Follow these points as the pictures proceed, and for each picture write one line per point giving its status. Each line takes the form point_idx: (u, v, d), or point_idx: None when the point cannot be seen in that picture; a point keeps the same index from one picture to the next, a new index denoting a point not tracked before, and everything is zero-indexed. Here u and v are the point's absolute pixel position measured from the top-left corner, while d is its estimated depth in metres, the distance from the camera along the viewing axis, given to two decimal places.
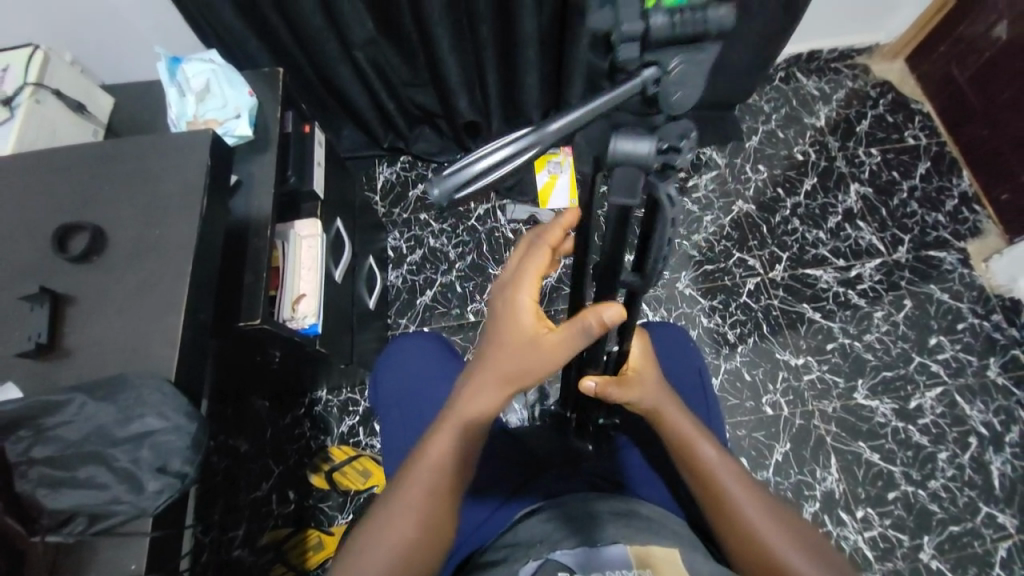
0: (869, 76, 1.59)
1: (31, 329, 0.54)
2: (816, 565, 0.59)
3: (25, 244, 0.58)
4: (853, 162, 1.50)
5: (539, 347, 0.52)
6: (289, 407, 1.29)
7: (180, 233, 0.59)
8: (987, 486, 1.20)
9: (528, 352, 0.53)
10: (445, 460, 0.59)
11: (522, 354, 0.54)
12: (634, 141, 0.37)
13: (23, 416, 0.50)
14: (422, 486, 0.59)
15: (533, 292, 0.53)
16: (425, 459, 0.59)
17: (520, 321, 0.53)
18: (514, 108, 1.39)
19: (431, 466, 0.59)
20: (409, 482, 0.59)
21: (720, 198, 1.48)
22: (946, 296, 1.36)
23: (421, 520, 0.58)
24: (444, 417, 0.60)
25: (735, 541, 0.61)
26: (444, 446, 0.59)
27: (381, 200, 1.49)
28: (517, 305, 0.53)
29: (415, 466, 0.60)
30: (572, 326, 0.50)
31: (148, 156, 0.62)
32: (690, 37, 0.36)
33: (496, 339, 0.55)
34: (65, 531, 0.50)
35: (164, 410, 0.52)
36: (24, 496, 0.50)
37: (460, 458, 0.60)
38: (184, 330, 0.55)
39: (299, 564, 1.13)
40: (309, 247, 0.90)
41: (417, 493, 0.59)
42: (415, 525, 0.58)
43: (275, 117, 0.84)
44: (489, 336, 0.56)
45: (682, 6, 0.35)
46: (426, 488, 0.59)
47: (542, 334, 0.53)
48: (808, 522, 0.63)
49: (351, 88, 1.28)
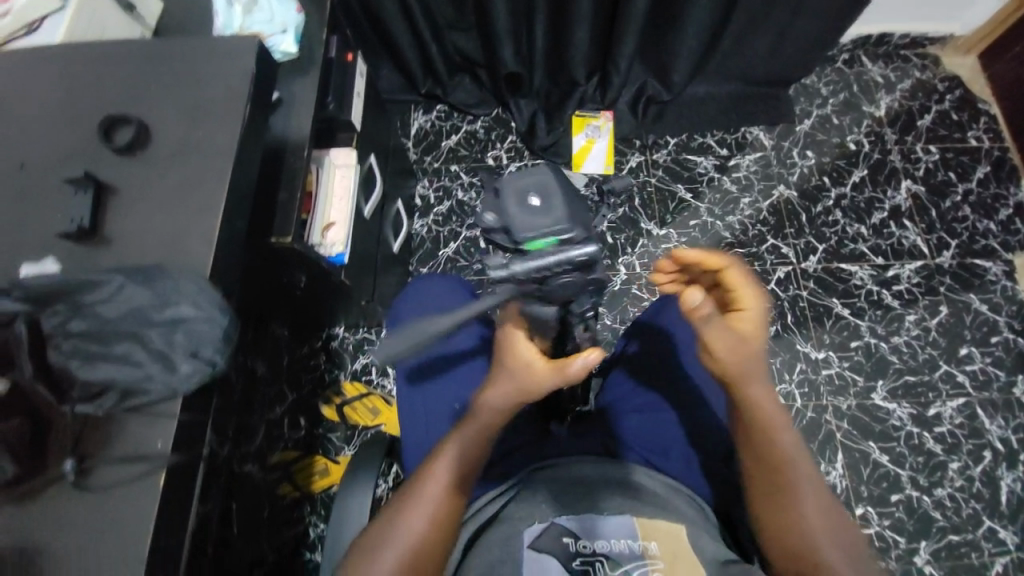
0: (938, 69, 1.48)
1: (71, 213, 0.55)
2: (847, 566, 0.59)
3: (73, 131, 0.59)
4: (908, 157, 1.42)
5: (533, 378, 0.58)
6: (307, 338, 1.33)
7: (223, 135, 0.59)
8: (993, 500, 1.17)
9: (525, 381, 0.59)
10: (462, 462, 0.63)
11: (524, 385, 0.59)
12: (540, 309, 0.55)
13: (63, 290, 0.52)
14: (439, 484, 0.62)
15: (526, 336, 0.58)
16: (439, 464, 0.63)
17: (514, 359, 0.59)
18: (560, 63, 1.34)
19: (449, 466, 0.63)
20: (424, 486, 0.62)
21: (762, 180, 1.42)
22: (984, 307, 1.31)
23: (432, 520, 0.61)
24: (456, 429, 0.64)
25: (772, 522, 0.62)
26: (461, 450, 0.63)
27: (414, 147, 1.48)
28: (518, 347, 0.58)
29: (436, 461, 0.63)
30: (556, 369, 0.57)
31: (197, 56, 0.62)
32: (552, 251, 0.50)
33: (498, 370, 0.61)
34: (95, 403, 0.51)
35: (198, 299, 0.53)
36: (56, 368, 0.51)
37: (476, 459, 0.64)
38: (221, 228, 0.56)
39: (305, 486, 1.22)
40: (343, 176, 0.90)
41: (433, 493, 0.62)
42: (430, 520, 0.61)
43: (320, 39, 0.83)
44: (496, 367, 0.62)
45: (546, 246, 0.50)
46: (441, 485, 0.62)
47: (538, 368, 0.58)
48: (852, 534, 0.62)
49: (396, 24, 1.25)
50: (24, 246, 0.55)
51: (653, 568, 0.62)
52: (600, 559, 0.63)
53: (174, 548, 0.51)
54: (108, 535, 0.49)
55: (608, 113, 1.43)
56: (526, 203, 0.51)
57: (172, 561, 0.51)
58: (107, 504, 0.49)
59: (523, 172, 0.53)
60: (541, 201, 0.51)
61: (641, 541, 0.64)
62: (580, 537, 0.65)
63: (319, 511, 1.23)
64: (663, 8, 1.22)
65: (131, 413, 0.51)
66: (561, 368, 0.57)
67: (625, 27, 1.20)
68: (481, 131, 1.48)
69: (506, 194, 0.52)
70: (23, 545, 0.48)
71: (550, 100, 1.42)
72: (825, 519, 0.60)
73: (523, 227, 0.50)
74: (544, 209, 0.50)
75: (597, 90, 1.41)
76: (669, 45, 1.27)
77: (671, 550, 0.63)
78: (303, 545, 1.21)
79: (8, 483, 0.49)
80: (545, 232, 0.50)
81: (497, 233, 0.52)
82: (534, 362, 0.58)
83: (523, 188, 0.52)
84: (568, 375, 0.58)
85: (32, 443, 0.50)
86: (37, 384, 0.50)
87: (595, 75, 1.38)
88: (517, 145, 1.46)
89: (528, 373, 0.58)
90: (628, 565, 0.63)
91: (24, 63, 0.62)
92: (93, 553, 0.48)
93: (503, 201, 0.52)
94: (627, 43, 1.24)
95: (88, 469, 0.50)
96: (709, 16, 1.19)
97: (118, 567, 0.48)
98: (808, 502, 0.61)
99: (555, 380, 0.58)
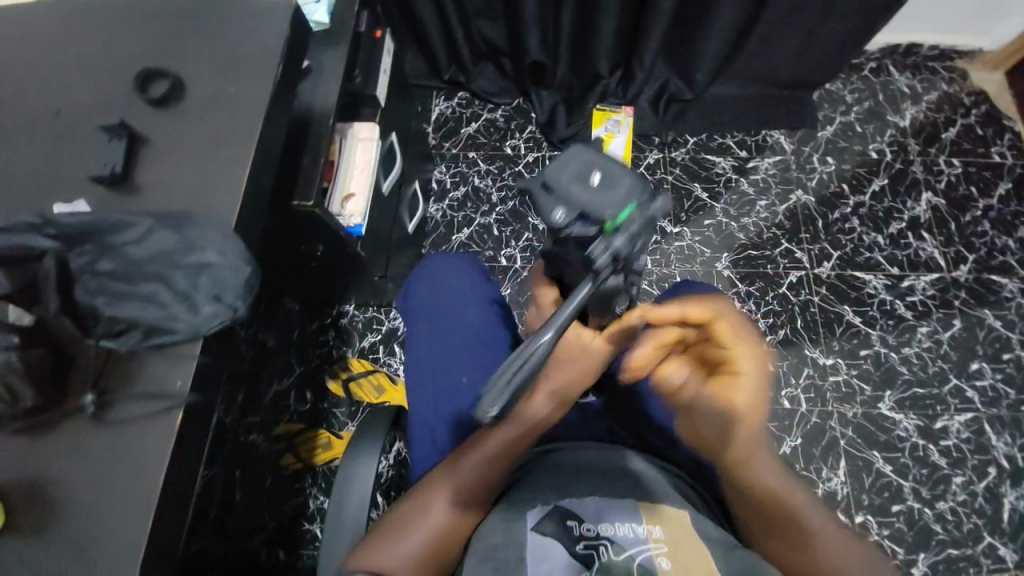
0: (966, 83, 1.46)
1: (105, 159, 0.58)
2: None
3: (111, 84, 0.62)
4: (930, 169, 1.41)
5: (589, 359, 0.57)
6: (318, 314, 1.33)
7: (251, 93, 0.62)
8: (996, 517, 1.16)
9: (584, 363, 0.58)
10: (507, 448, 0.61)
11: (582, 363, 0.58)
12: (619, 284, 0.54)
13: (95, 229, 0.55)
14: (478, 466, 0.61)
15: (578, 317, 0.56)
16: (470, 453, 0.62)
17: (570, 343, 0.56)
18: (584, 55, 1.34)
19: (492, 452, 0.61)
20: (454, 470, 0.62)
21: (779, 184, 1.41)
22: (999, 323, 1.29)
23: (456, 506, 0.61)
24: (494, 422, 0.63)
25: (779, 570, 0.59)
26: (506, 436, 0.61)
27: (434, 131, 1.49)
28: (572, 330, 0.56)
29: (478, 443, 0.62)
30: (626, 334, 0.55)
31: (230, 17, 0.65)
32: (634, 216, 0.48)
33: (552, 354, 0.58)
34: (120, 340, 0.54)
35: (223, 247, 0.56)
36: (82, 304, 0.54)
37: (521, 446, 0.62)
38: (248, 182, 0.59)
39: (308, 458, 1.23)
40: (365, 149, 0.91)
41: (455, 481, 0.61)
42: (464, 498, 0.61)
43: (351, 13, 0.84)
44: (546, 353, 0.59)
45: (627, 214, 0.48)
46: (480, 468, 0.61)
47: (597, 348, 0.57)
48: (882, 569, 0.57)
49: (424, 7, 1.26)
50: (63, 190, 0.58)
51: (658, 553, 0.57)
52: (603, 543, 0.58)
53: (183, 487, 0.54)
54: (124, 467, 0.51)
55: (630, 109, 1.41)
56: (587, 185, 0.50)
57: (184, 495, 0.54)
58: (125, 438, 0.52)
59: (561, 166, 0.52)
60: (600, 177, 0.51)
61: (646, 525, 0.59)
62: (583, 520, 0.60)
63: (320, 484, 1.22)
64: (691, 5, 1.21)
65: (151, 352, 0.54)
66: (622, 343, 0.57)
67: (651, 22, 1.20)
68: (501, 120, 1.48)
69: (561, 187, 0.51)
70: (41, 474, 0.51)
71: (572, 93, 1.43)
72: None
73: (599, 205, 0.49)
74: (609, 184, 0.50)
75: (619, 85, 1.41)
76: (694, 42, 1.27)
77: (678, 536, 0.58)
78: (302, 516, 1.20)
79: (29, 411, 0.51)
80: (622, 201, 0.48)
81: (573, 225, 0.49)
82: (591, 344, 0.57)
83: (574, 175, 0.51)
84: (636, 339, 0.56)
85: (53, 374, 0.52)
86: (62, 316, 0.53)
87: (618, 69, 1.39)
88: (536, 135, 1.47)
89: (583, 356, 0.57)
90: (633, 550, 0.57)
91: (70, 21, 0.65)
92: (110, 483, 0.51)
93: (565, 193, 0.50)
94: (653, 38, 1.24)
95: (107, 403, 0.53)
96: (737, 15, 1.19)
97: (133, 496, 0.50)
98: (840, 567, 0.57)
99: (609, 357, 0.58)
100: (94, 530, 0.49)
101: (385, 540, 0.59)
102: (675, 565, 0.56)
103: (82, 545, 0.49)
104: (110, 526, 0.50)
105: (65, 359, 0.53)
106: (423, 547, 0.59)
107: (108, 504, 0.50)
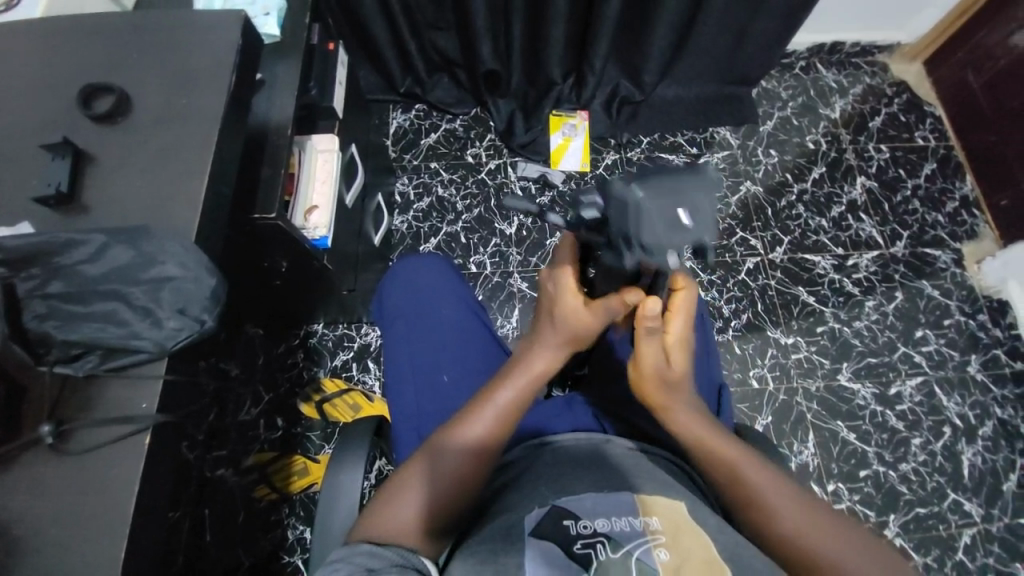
0: (887, 75, 1.59)
1: (48, 178, 0.57)
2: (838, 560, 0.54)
3: (52, 103, 0.61)
4: (862, 155, 1.52)
5: (582, 322, 0.61)
6: (284, 337, 1.26)
7: (203, 104, 0.62)
8: (955, 473, 1.24)
9: (574, 326, 0.61)
10: (509, 411, 0.62)
11: (573, 322, 0.61)
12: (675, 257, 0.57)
13: (39, 251, 0.53)
14: (478, 433, 0.61)
15: (571, 278, 0.61)
16: (461, 431, 0.61)
17: (564, 300, 0.61)
18: (536, 63, 1.36)
19: (495, 414, 0.62)
20: (438, 453, 0.61)
21: (730, 177, 1.49)
22: (936, 292, 1.39)
23: (434, 493, 0.59)
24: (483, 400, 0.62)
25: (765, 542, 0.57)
26: (506, 397, 0.62)
27: (393, 144, 1.48)
28: (562, 290, 0.61)
29: (474, 417, 0.61)
30: (600, 308, 0.59)
31: (176, 31, 0.65)
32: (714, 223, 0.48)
33: (547, 319, 0.63)
34: (76, 365, 0.53)
35: (184, 260, 0.55)
36: (34, 330, 0.53)
37: (520, 411, 0.63)
38: (206, 195, 0.59)
39: (283, 488, 1.12)
40: (325, 161, 0.91)
41: (448, 466, 0.60)
42: (468, 463, 0.60)
43: (302, 25, 0.84)
44: (545, 318, 0.64)
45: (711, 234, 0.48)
46: (485, 431, 0.61)
47: (584, 313, 0.60)
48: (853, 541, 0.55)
49: (375, 21, 1.26)
50: (8, 214, 0.56)
51: (657, 545, 0.53)
52: (600, 541, 0.53)
53: (153, 511, 0.52)
54: (92, 497, 0.50)
55: (583, 113, 1.46)
56: (680, 227, 0.46)
57: (156, 520, 0.53)
58: (89, 467, 0.51)
59: (642, 219, 0.47)
60: (676, 212, 0.46)
61: (643, 517, 0.55)
62: (579, 517, 0.55)
63: (298, 512, 1.13)
64: (634, 11, 1.27)
65: (112, 375, 0.54)
66: (607, 305, 0.59)
67: (598, 30, 1.24)
68: (460, 130, 1.50)
69: (658, 239, 0.47)
70: (4, 514, 0.49)
71: (527, 100, 1.46)
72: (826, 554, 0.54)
73: (693, 238, 0.47)
74: (692, 210, 0.47)
75: (573, 90, 1.45)
76: (641, 46, 1.32)
77: (675, 524, 0.54)
78: (281, 549, 1.11)
79: None
80: (704, 218, 0.47)
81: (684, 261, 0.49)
82: (579, 306, 0.60)
83: (661, 225, 0.46)
84: (606, 311, 0.59)
85: (5, 405, 0.51)
86: (11, 343, 0.52)
87: (571, 75, 1.42)
88: (496, 143, 1.49)
89: (577, 318, 0.61)
90: (630, 545, 0.53)
91: (2, 41, 0.63)
92: (79, 516, 0.50)
93: (667, 243, 0.47)
94: (602, 44, 1.28)
95: (67, 432, 0.51)
96: (678, 19, 1.25)
97: (106, 528, 0.49)
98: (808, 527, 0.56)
99: (601, 315, 0.60)
100: (69, 565, 0.48)
101: (382, 518, 0.58)
102: (675, 557, 0.52)
103: None
104: (84, 561, 0.48)
105: (19, 389, 0.52)
106: (413, 520, 0.58)
107: (78, 538, 0.49)
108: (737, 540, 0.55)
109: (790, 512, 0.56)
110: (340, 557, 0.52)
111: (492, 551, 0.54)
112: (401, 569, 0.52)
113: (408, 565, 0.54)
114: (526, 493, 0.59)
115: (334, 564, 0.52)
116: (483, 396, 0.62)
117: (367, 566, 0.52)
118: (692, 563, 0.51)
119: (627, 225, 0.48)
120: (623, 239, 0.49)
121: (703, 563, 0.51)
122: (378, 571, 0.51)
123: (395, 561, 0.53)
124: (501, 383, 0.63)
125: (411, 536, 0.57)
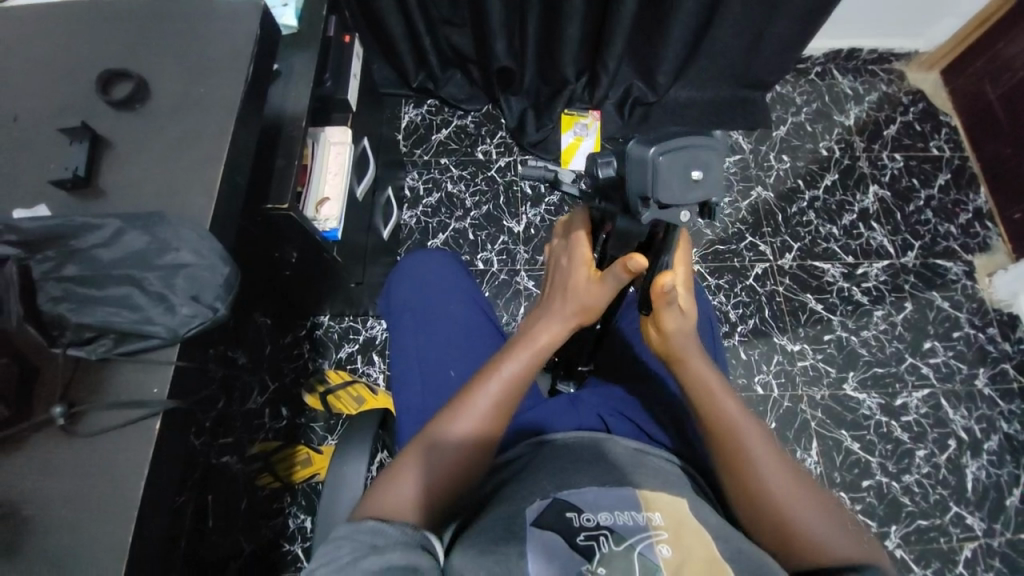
0: (904, 83, 1.57)
1: (66, 161, 0.57)
2: (821, 526, 0.57)
3: (72, 86, 0.61)
4: (876, 164, 1.50)
5: (590, 296, 0.62)
6: (290, 327, 1.27)
7: (221, 92, 0.62)
8: (959, 487, 1.23)
9: (581, 298, 0.63)
10: (513, 386, 0.63)
11: (582, 294, 0.63)
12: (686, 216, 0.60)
13: (56, 234, 0.53)
14: (483, 408, 0.62)
15: (585, 250, 0.64)
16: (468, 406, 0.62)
17: (575, 274, 0.63)
18: (550, 61, 1.36)
19: (499, 388, 0.62)
20: (444, 427, 0.61)
21: (741, 181, 1.48)
22: (946, 304, 1.38)
23: (438, 468, 0.60)
24: (489, 374, 0.63)
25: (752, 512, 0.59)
26: (513, 371, 0.63)
27: (404, 139, 1.48)
28: (572, 264, 0.64)
29: (480, 393, 0.62)
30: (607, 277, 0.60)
31: (196, 19, 0.65)
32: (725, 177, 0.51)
33: (558, 295, 0.65)
34: (88, 349, 0.54)
35: (198, 247, 0.56)
36: (48, 312, 0.53)
37: (524, 388, 0.64)
38: (220, 182, 0.59)
39: (286, 477, 1.12)
40: (337, 153, 0.91)
41: (453, 442, 0.60)
42: (473, 442, 0.61)
43: (319, 17, 0.84)
44: (553, 293, 0.66)
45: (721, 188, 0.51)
46: (490, 407, 0.62)
47: (590, 284, 0.62)
48: (832, 510, 0.58)
49: (390, 15, 1.26)
50: (25, 197, 0.57)
51: (659, 540, 0.53)
52: (603, 533, 0.53)
53: (160, 496, 0.53)
54: (101, 480, 0.51)
55: (595, 113, 1.46)
56: (693, 185, 0.50)
57: (163, 504, 0.53)
58: (99, 449, 0.51)
59: (656, 178, 0.50)
60: (689, 169, 0.49)
61: (646, 512, 0.55)
62: (582, 510, 0.55)
63: (299, 501, 1.15)
64: (650, 11, 1.26)
65: (125, 359, 0.54)
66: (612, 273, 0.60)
67: (613, 29, 1.24)
68: (471, 126, 1.50)
69: (672, 195, 0.50)
70: (14, 493, 0.50)
71: (540, 98, 1.45)
72: (809, 521, 0.57)
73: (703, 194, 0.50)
74: (705, 167, 0.49)
75: (586, 90, 1.44)
76: (655, 47, 1.31)
77: (678, 522, 0.54)
78: (280, 537, 1.12)
79: None
80: (715, 173, 0.50)
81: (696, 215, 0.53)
82: (586, 279, 0.63)
83: (674, 182, 0.50)
84: (609, 283, 0.61)
85: (19, 386, 0.51)
86: (25, 324, 0.52)
87: (584, 74, 1.41)
88: (507, 140, 1.49)
89: (585, 292, 0.63)
90: (634, 539, 0.53)
91: (24, 25, 0.64)
92: (88, 498, 0.50)
93: (680, 197, 0.50)
94: (616, 44, 1.27)
95: (78, 414, 0.52)
96: (695, 20, 1.24)
97: (113, 511, 0.50)
98: (807, 508, 0.57)
99: (611, 287, 0.61)
100: (77, 547, 0.49)
101: (386, 493, 0.58)
102: (677, 553, 0.52)
103: (60, 563, 0.48)
104: (90, 542, 0.49)
105: (33, 371, 0.52)
106: (417, 496, 0.58)
107: (86, 519, 0.49)
108: (742, 540, 0.55)
109: (778, 481, 0.58)
110: (344, 534, 0.53)
111: (492, 542, 0.54)
112: (406, 547, 0.52)
113: (412, 542, 0.53)
114: (528, 484, 0.59)
115: (338, 540, 0.52)
116: (488, 370, 0.63)
117: (371, 543, 0.52)
118: (695, 561, 0.51)
119: (645, 186, 0.50)
120: (640, 200, 0.52)
121: (705, 561, 0.51)
122: (382, 548, 0.51)
123: (399, 538, 0.53)
124: (506, 359, 0.64)
125: (414, 511, 0.57)
